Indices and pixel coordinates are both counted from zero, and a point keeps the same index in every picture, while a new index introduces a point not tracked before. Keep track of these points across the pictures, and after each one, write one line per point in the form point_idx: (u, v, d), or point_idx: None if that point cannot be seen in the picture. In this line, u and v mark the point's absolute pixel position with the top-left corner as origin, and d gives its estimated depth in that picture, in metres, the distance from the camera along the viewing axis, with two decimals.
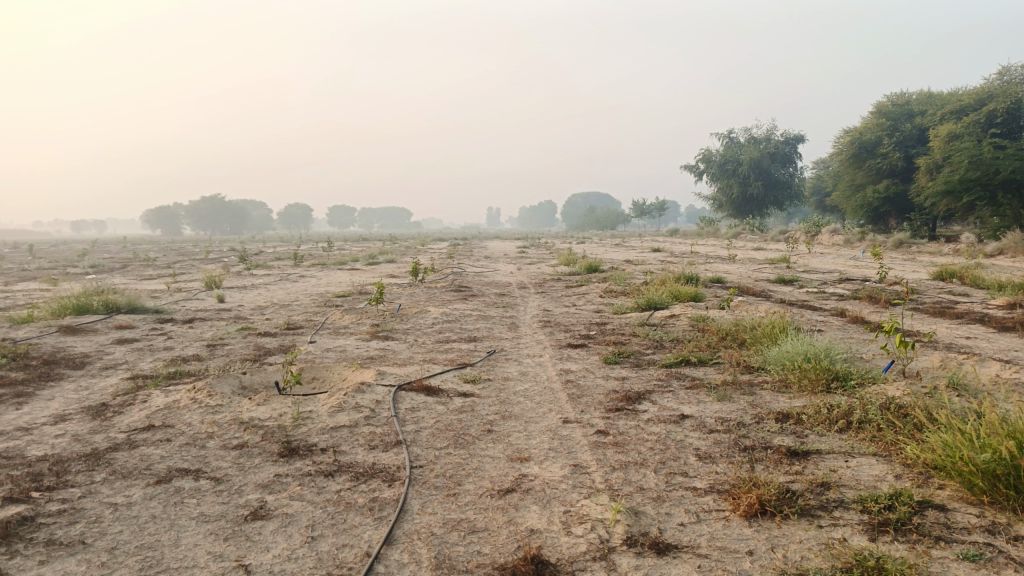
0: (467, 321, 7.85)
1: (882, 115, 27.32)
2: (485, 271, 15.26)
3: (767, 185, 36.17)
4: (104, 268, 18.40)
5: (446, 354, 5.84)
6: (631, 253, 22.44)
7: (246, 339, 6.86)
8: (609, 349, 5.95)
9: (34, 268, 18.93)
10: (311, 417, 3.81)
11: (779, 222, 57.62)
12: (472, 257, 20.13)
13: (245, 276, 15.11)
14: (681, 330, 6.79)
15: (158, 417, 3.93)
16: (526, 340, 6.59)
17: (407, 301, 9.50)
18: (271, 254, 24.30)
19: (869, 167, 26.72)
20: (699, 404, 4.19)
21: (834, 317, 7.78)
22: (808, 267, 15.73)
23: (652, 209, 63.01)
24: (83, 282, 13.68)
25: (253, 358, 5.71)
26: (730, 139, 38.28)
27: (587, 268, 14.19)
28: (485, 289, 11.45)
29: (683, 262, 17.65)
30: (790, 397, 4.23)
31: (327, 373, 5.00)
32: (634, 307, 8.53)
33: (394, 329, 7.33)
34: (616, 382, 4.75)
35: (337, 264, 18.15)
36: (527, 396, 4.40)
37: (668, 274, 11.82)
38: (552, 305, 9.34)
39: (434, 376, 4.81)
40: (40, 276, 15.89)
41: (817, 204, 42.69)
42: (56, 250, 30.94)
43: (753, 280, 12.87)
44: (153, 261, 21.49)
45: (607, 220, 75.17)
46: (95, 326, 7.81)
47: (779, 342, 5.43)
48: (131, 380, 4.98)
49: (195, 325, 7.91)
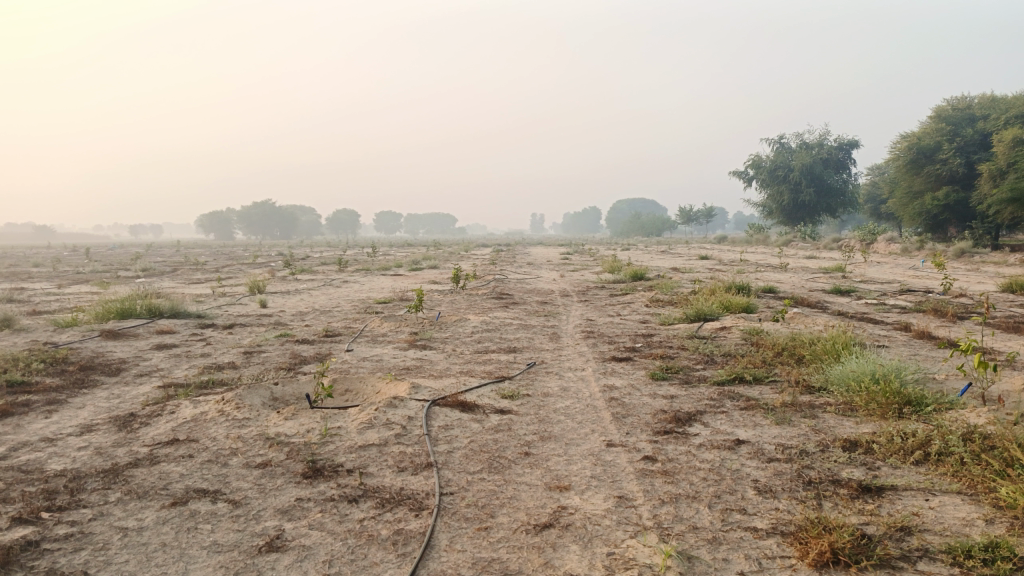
0: (507, 330, 7.60)
1: (941, 119, 26.28)
2: (528, 278, 15.04)
3: (819, 193, 35.13)
4: (154, 272, 18.76)
5: (485, 366, 5.59)
6: (678, 260, 21.98)
7: (283, 346, 6.74)
8: (656, 364, 5.63)
9: (87, 271, 19.40)
10: (339, 434, 3.60)
11: (831, 230, 55.96)
12: (515, 263, 19.92)
13: (289, 280, 15.17)
14: (733, 344, 6.42)
15: (183, 430, 3.77)
16: (568, 352, 6.31)
17: (447, 309, 9.31)
18: (316, 259, 24.48)
19: (927, 174, 25.68)
20: (756, 428, 3.87)
21: (898, 332, 7.31)
22: (865, 278, 15.06)
23: (699, 215, 61.88)
24: (131, 285, 13.91)
25: (287, 367, 5.56)
26: (781, 144, 37.37)
27: (632, 276, 13.82)
28: (527, 296, 11.20)
29: (732, 270, 17.12)
30: (857, 423, 3.87)
31: (360, 385, 4.80)
32: (682, 318, 8.18)
33: (433, 338, 7.13)
34: (664, 401, 4.43)
35: (380, 270, 18.17)
36: (570, 414, 4.12)
37: (717, 284, 11.40)
38: (597, 314, 9.04)
39: (471, 391, 4.56)
40: (91, 279, 16.20)
41: (871, 212, 41.32)
42: (111, 253, 31.88)
43: (807, 290, 12.34)
44: (202, 265, 21.84)
45: (653, 226, 74.16)
46: (137, 330, 7.81)
47: (841, 360, 5.04)
48: (163, 389, 4.86)
49: (234, 331, 7.84)
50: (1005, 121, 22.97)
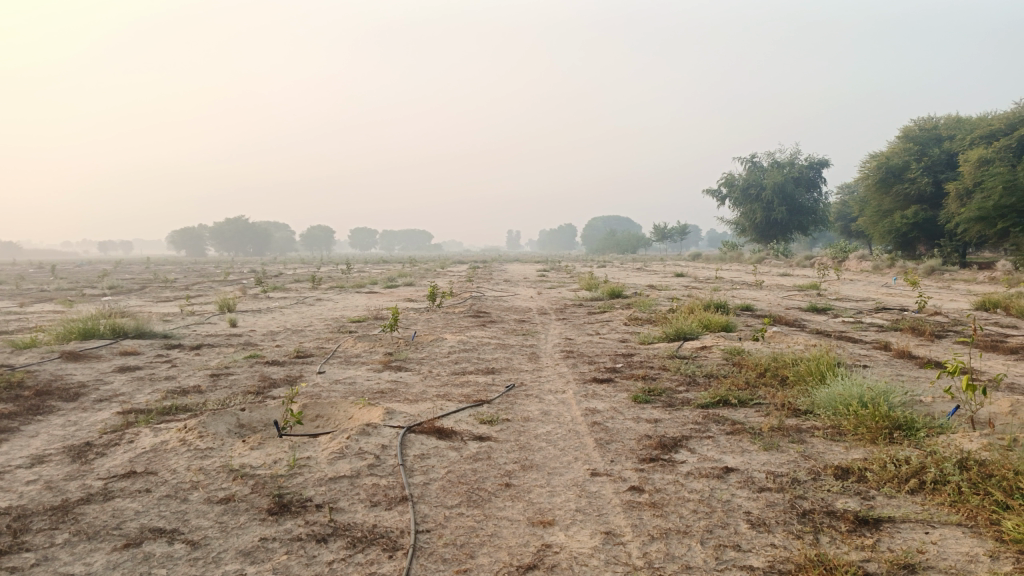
0: (485, 350, 7.43)
1: (909, 139, 26.74)
2: (504, 295, 14.89)
3: (791, 211, 35.53)
4: (121, 289, 18.31)
5: (462, 389, 5.41)
6: (653, 278, 22.01)
7: (252, 368, 6.49)
8: (638, 385, 5.50)
9: (51, 288, 18.84)
10: (308, 465, 3.39)
11: (803, 248, 56.62)
12: (491, 280, 19.76)
13: (261, 298, 14.87)
14: (715, 364, 6.32)
15: (142, 461, 3.54)
16: (547, 373, 6.16)
17: (423, 328, 9.12)
18: (289, 276, 24.07)
19: (897, 193, 26.06)
20: (744, 454, 3.74)
21: (877, 351, 7.27)
22: (840, 295, 15.12)
23: (673, 232, 62.29)
24: (97, 304, 13.49)
25: (256, 391, 5.33)
26: (754, 163, 37.80)
27: (610, 293, 13.73)
28: (504, 315, 11.03)
29: (709, 288, 17.12)
30: (846, 449, 3.76)
31: (332, 410, 4.60)
32: (661, 337, 8.08)
33: (408, 358, 6.92)
34: (648, 426, 4.29)
35: (355, 287, 17.89)
36: (551, 441, 3.96)
37: (695, 301, 11.33)
38: (575, 333, 8.91)
39: (448, 416, 4.38)
40: (56, 297, 15.74)
41: (842, 229, 41.88)
42: (79, 270, 31.23)
43: (783, 308, 12.32)
44: (171, 283, 21.35)
45: (628, 243, 74.54)
46: (99, 351, 7.51)
47: (826, 381, 4.94)
48: (122, 416, 4.61)
49: (202, 352, 7.57)
50: (971, 142, 23.44)
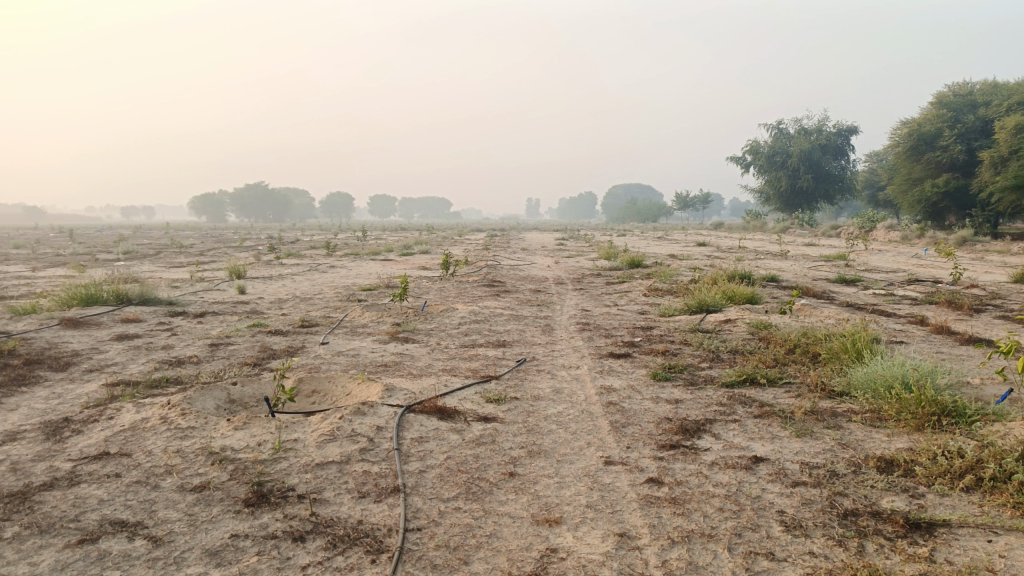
0: (497, 322, 7.09)
1: (942, 105, 25.75)
2: (521, 264, 14.53)
3: (817, 179, 34.61)
4: (135, 255, 18.16)
5: (470, 363, 5.10)
6: (675, 247, 21.58)
7: (253, 338, 6.22)
8: (658, 361, 5.14)
9: (66, 254, 18.73)
10: (294, 449, 3.10)
11: (828, 218, 55.45)
12: (509, 248, 19.41)
13: (273, 265, 14.62)
14: (739, 339, 5.95)
15: (118, 442, 3.26)
16: (561, 347, 5.83)
17: (434, 298, 8.79)
18: (305, 243, 23.73)
19: (928, 161, 25.16)
20: (774, 440, 3.40)
21: (914, 326, 6.85)
22: (868, 266, 14.59)
23: (695, 201, 61.15)
24: (108, 269, 13.31)
25: (253, 363, 5.06)
26: (779, 130, 36.84)
27: (629, 263, 13.31)
28: (520, 284, 10.68)
29: (732, 258, 16.64)
30: (889, 438, 3.40)
31: (329, 386, 4.31)
32: (683, 309, 7.70)
33: (416, 330, 6.61)
34: (667, 408, 3.95)
35: (370, 255, 17.60)
36: (562, 423, 3.64)
37: (718, 271, 10.91)
38: (593, 304, 8.55)
39: (452, 393, 4.06)
40: (69, 262, 15.61)
41: (869, 198, 40.87)
42: (96, 236, 31.28)
43: (811, 279, 11.85)
44: (187, 249, 21.16)
45: (648, 212, 73.61)
46: (100, 318, 7.27)
47: (863, 360, 4.55)
48: (107, 389, 4.33)
49: (204, 320, 7.31)
50: (1008, 108, 22.48)
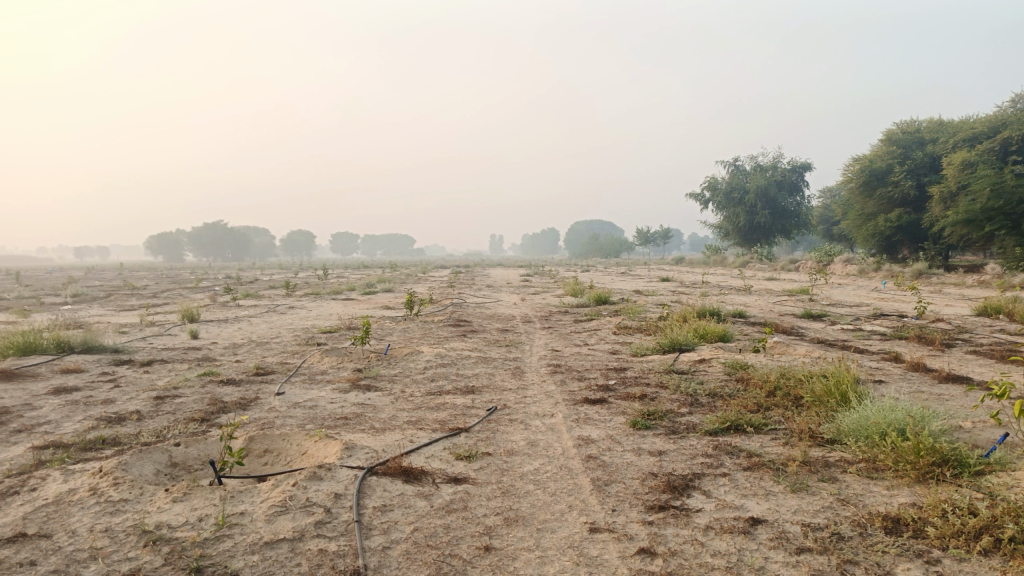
0: (464, 365, 6.78)
1: (892, 142, 26.48)
2: (487, 302, 14.26)
3: (774, 215, 35.20)
4: (85, 298, 17.46)
5: (437, 414, 4.76)
6: (639, 282, 21.53)
7: (203, 389, 5.80)
8: (635, 407, 4.88)
9: (11, 297, 17.91)
10: (241, 524, 2.74)
11: (786, 251, 56.50)
12: (473, 286, 19.16)
13: (229, 306, 14.09)
14: (717, 380, 5.74)
15: (37, 519, 2.86)
16: (533, 392, 5.54)
17: (398, 340, 8.44)
18: (264, 283, 23.12)
19: (880, 196, 25.75)
20: (768, 498, 3.15)
21: (889, 363, 6.73)
22: (832, 301, 14.63)
23: (656, 235, 61.77)
24: (53, 314, 12.67)
25: (200, 420, 4.67)
26: (737, 166, 37.55)
27: (597, 300, 13.14)
28: (486, 323, 10.38)
29: (697, 293, 16.61)
30: (890, 492, 3.17)
31: (282, 444, 3.95)
32: (655, 348, 7.48)
33: (379, 376, 6.26)
34: (651, 461, 3.68)
35: (331, 294, 17.18)
36: (539, 483, 3.34)
37: (687, 308, 10.76)
38: (562, 344, 8.29)
39: (417, 450, 3.74)
40: (12, 306, 14.86)
41: (825, 233, 41.73)
42: (45, 277, 30.16)
43: (778, 315, 11.79)
44: (140, 290, 20.44)
45: (610, 248, 74.20)
46: (37, 369, 6.77)
47: (849, 404, 4.35)
48: (34, 452, 3.90)
49: (151, 370, 6.86)
50: (955, 144, 23.16)
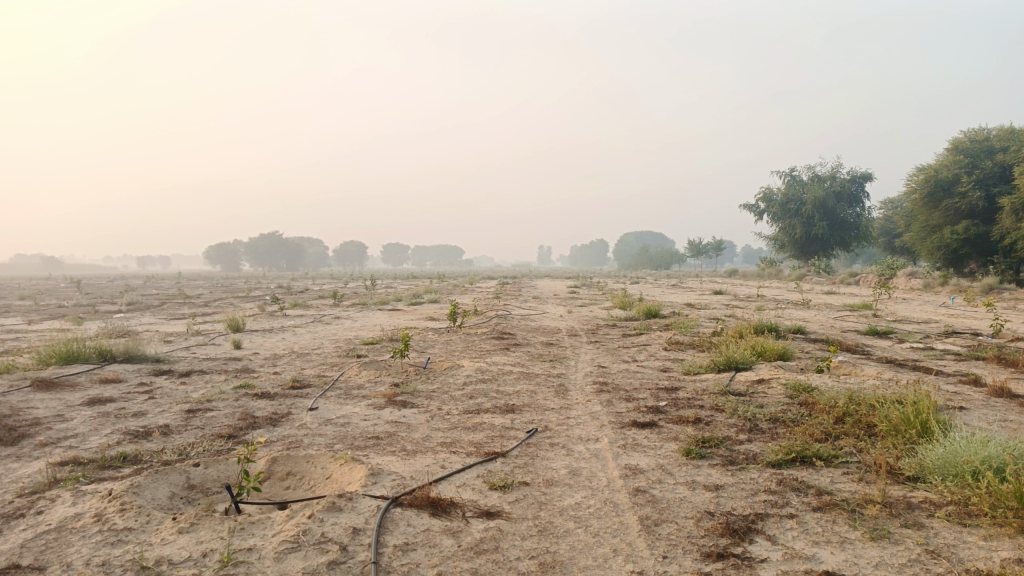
0: (506, 381, 6.46)
1: (958, 151, 25.26)
2: (533, 314, 13.94)
3: (832, 226, 34.02)
4: (138, 306, 17.79)
5: (473, 435, 4.45)
6: (690, 295, 20.90)
7: (236, 403, 5.62)
8: (688, 432, 4.49)
9: (69, 305, 18.36)
10: (247, 562, 2.48)
11: (844, 264, 54.57)
12: (520, 297, 18.89)
13: (275, 316, 14.09)
14: (777, 403, 5.29)
15: (33, 548, 2.64)
16: (578, 412, 5.19)
17: (439, 353, 8.18)
18: (314, 292, 23.32)
19: (946, 208, 24.56)
20: (844, 547, 2.74)
21: (968, 387, 6.16)
22: (897, 316, 13.86)
23: (708, 248, 60.42)
24: (104, 322, 12.83)
25: (227, 436, 4.45)
26: (792, 177, 36.49)
27: (646, 313, 12.68)
28: (531, 337, 10.05)
29: (752, 307, 16.02)
30: (990, 544, 2.72)
31: (306, 467, 3.70)
32: (709, 366, 7.04)
33: (417, 392, 5.99)
34: (707, 497, 3.30)
35: (378, 304, 17.13)
36: (581, 520, 2.99)
37: (742, 323, 10.24)
38: (610, 360, 7.90)
39: (449, 478, 3.44)
40: (69, 314, 15.18)
41: (886, 245, 40.15)
42: (103, 285, 31.10)
43: (840, 331, 11.15)
44: (192, 299, 20.75)
45: (661, 260, 73.11)
46: (76, 379, 6.71)
47: (931, 436, 3.88)
48: (51, 470, 3.72)
49: (188, 381, 6.73)
50: None
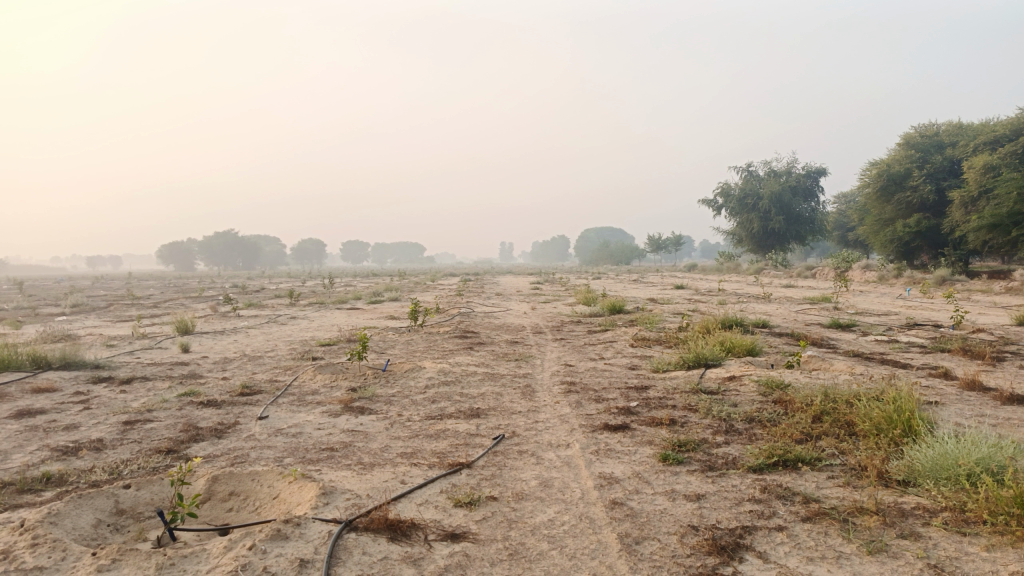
0: (470, 383, 6.16)
1: (910, 146, 25.67)
2: (495, 311, 13.65)
3: (789, 220, 34.44)
4: (83, 308, 16.99)
5: (435, 444, 4.15)
6: (652, 290, 20.82)
7: (180, 413, 5.21)
8: (664, 435, 4.26)
9: (9, 308, 17.44)
10: None
11: (800, 257, 55.47)
12: (482, 295, 18.56)
13: (228, 317, 13.54)
14: (752, 401, 5.11)
15: None
16: (546, 416, 4.93)
17: (399, 354, 7.84)
18: (270, 292, 22.60)
19: (898, 201, 24.97)
20: (842, 565, 2.52)
21: (939, 380, 6.07)
22: (858, 309, 13.90)
23: (668, 242, 60.70)
24: (43, 326, 12.14)
25: (166, 452, 4.07)
26: (750, 172, 36.84)
27: (611, 309, 12.49)
28: (495, 335, 9.75)
29: (714, 301, 15.98)
30: (993, 556, 2.53)
31: (249, 486, 3.35)
32: (678, 363, 6.84)
33: (375, 396, 5.66)
34: (689, 509, 3.06)
35: (336, 303, 16.65)
36: (555, 540, 2.72)
37: (708, 318, 10.09)
38: (577, 358, 7.65)
39: (410, 496, 3.14)
40: (6, 318, 14.38)
41: (840, 238, 40.86)
42: (47, 287, 29.83)
43: (804, 325, 11.10)
44: (141, 300, 19.91)
45: (622, 255, 73.42)
46: (6, 389, 6.20)
47: (915, 437, 3.71)
48: None
49: (129, 389, 6.27)
50: (977, 147, 22.36)
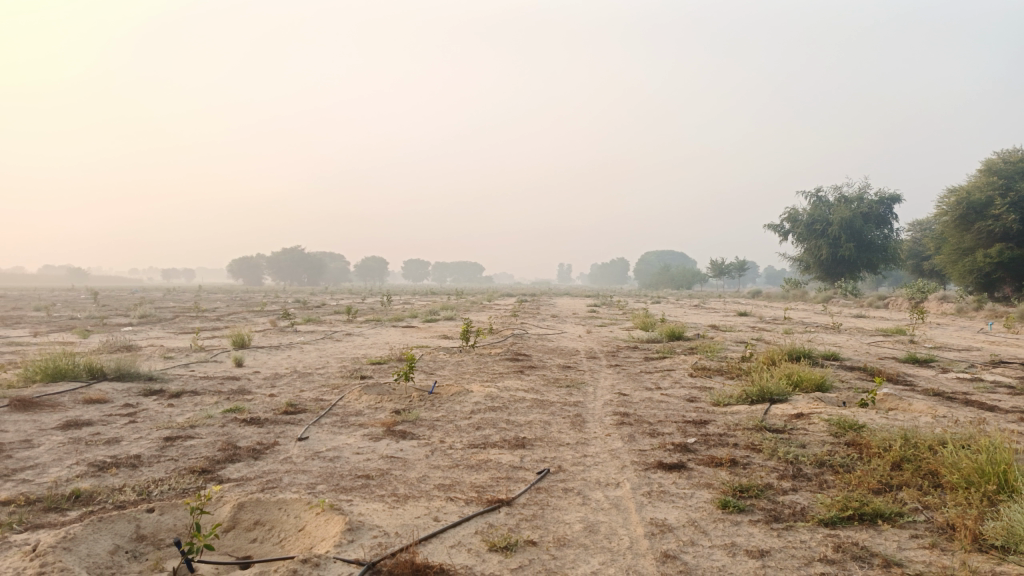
0: (517, 410, 5.90)
1: (992, 173, 24.35)
2: (550, 334, 13.35)
3: (859, 247, 33.10)
4: (149, 319, 17.43)
5: (475, 476, 3.91)
6: (714, 317, 20.18)
7: (220, 430, 5.11)
8: (724, 478, 3.90)
9: (82, 317, 18.04)
10: None
11: (871, 286, 53.31)
12: (537, 316, 18.28)
13: (284, 332, 13.63)
14: (822, 443, 4.69)
15: None
16: (596, 449, 4.62)
17: (448, 376, 7.63)
18: (329, 308, 22.82)
19: (979, 230, 23.67)
20: None
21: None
22: (935, 343, 13.06)
23: (732, 268, 59.18)
24: (108, 336, 12.42)
25: (199, 472, 3.94)
26: (819, 197, 35.65)
27: (669, 335, 12.03)
28: (548, 359, 9.47)
29: (780, 330, 15.30)
30: None
31: (275, 516, 3.16)
32: (740, 396, 6.42)
33: (419, 420, 5.45)
34: (750, 568, 2.72)
35: (391, 321, 16.62)
36: None
37: (773, 349, 9.56)
38: (632, 387, 7.29)
39: (442, 536, 2.90)
40: (77, 327, 14.83)
41: (915, 267, 39.06)
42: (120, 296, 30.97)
43: (877, 358, 10.43)
44: (205, 313, 20.35)
45: (683, 280, 72.01)
46: (59, 399, 6.25)
47: (1013, 493, 3.27)
48: None
49: (175, 403, 6.23)
50: None
